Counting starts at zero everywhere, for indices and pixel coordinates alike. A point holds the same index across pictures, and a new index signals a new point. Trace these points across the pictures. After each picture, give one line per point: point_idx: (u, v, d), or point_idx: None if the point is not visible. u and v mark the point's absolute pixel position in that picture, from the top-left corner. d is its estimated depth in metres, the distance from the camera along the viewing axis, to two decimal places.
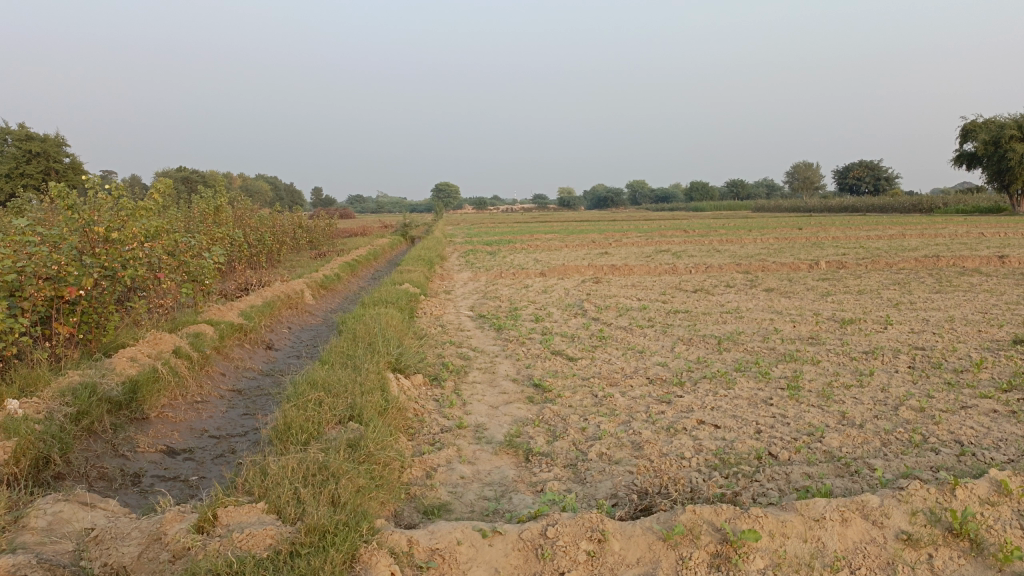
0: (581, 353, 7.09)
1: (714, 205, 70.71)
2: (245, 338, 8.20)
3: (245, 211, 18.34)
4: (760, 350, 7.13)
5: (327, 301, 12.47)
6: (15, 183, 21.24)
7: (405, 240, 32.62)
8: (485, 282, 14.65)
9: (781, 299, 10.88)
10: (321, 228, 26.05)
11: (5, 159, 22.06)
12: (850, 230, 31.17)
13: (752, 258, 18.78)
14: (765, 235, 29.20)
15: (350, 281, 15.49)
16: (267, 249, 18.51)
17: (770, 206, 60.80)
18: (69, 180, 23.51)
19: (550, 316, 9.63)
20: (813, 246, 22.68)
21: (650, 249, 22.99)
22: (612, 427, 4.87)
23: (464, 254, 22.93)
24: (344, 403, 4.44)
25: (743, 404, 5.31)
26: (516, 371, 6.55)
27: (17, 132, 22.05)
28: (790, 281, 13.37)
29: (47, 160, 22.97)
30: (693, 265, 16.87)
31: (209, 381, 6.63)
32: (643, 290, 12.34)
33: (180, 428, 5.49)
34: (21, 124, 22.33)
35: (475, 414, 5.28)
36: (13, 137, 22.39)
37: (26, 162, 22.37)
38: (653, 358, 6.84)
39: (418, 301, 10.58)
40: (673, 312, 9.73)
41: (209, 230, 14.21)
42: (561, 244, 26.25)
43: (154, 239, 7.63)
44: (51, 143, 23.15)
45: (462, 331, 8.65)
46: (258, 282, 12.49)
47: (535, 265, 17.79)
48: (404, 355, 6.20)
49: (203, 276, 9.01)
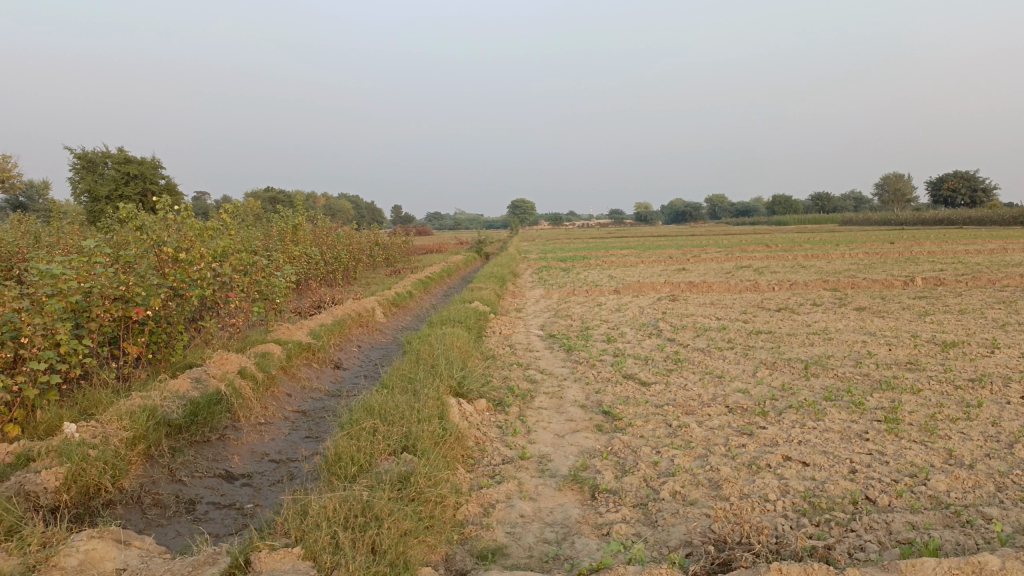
0: (655, 378, 6.70)
1: (798, 219, 68.42)
2: (313, 357, 8.12)
3: (323, 229, 18.63)
4: (852, 376, 6.57)
5: (398, 319, 12.41)
6: (113, 204, 22.20)
7: (480, 257, 32.66)
8: (558, 299, 14.34)
9: (874, 319, 10.17)
10: (398, 245, 26.30)
11: (105, 181, 23.10)
12: (947, 245, 29.44)
13: (840, 274, 17.85)
14: (853, 250, 27.91)
15: (423, 298, 15.45)
16: (343, 267, 18.73)
17: (858, 220, 58.36)
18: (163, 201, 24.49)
19: (624, 337, 9.24)
20: (908, 262, 21.45)
21: (731, 266, 22.21)
22: (687, 462, 4.48)
23: (538, 270, 22.70)
24: (401, 432, 4.21)
25: (834, 439, 4.83)
26: (584, 396, 6.22)
27: (117, 156, 23.11)
28: (884, 299, 12.55)
29: (144, 182, 23.97)
30: (776, 282, 16.12)
31: (274, 401, 6.53)
32: (722, 309, 11.78)
33: (240, 451, 5.38)
34: (120, 149, 23.42)
35: (540, 444, 4.98)
36: (113, 160, 23.45)
37: (124, 184, 23.41)
38: (732, 383, 6.39)
39: (487, 320, 10.37)
40: (756, 332, 9.19)
41: (286, 248, 14.43)
42: (638, 260, 25.70)
43: (225, 259, 7.68)
44: (148, 166, 24.22)
45: (531, 351, 8.37)
46: (331, 300, 12.54)
47: (610, 282, 17.37)
48: (468, 379, 5.96)
49: (274, 295, 9.04)
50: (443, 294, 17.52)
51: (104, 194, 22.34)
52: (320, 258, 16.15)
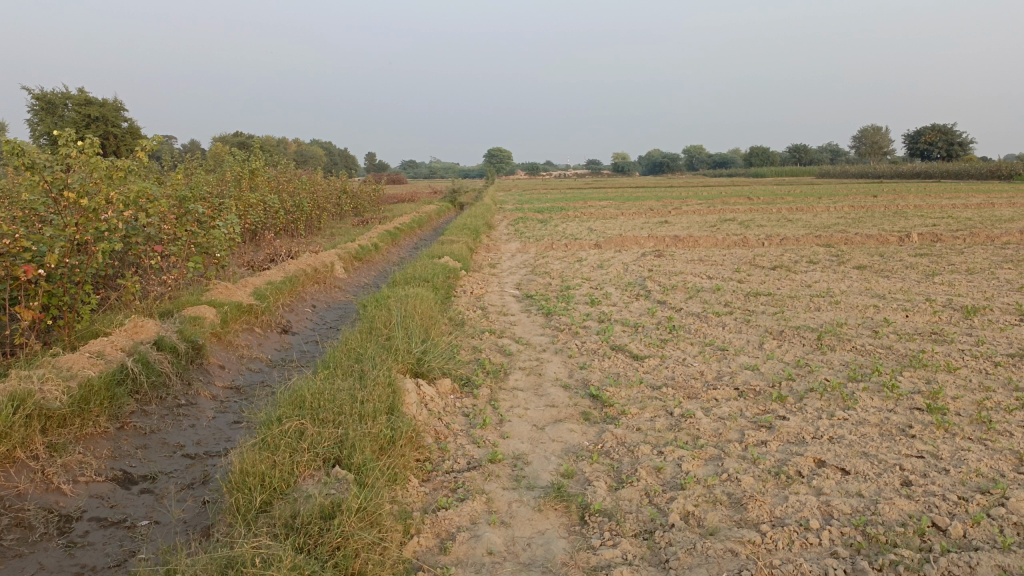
0: (648, 351, 5.78)
1: (776, 171, 67.65)
2: (256, 320, 7.10)
3: (285, 176, 17.40)
4: (875, 351, 5.71)
5: (361, 274, 11.37)
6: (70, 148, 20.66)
7: (453, 207, 31.32)
8: (534, 254, 13.36)
9: (878, 280, 9.31)
10: (368, 195, 25.04)
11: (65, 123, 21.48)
12: (929, 199, 28.80)
13: (830, 229, 17.04)
14: (838, 203, 27.15)
15: (390, 252, 14.40)
16: (306, 216, 17.54)
17: (835, 172, 57.80)
18: (126, 146, 23.00)
19: (608, 298, 8.30)
20: (897, 215, 20.67)
21: (714, 218, 21.29)
22: (698, 470, 3.58)
23: (514, 221, 21.70)
24: (334, 435, 3.25)
25: (874, 439, 3.95)
26: (567, 374, 5.29)
27: (77, 97, 21.54)
28: (883, 256, 11.74)
29: (106, 125, 22.44)
30: (765, 237, 15.23)
31: (201, 377, 5.56)
32: (712, 266, 10.88)
33: (148, 444, 4.41)
34: (78, 88, 21.78)
35: (515, 440, 4.05)
36: (72, 101, 21.83)
37: (85, 127, 21.83)
38: (738, 359, 5.50)
39: (457, 278, 9.36)
40: (754, 294, 8.28)
41: (241, 196, 13.29)
42: (617, 213, 24.79)
43: (146, 207, 6.56)
44: (109, 108, 22.59)
45: (505, 316, 7.42)
46: (287, 253, 11.45)
47: (590, 235, 16.39)
48: (429, 354, 5.00)
49: (215, 247, 7.94)
50: (412, 246, 16.49)
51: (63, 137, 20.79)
52: (279, 207, 15.00)
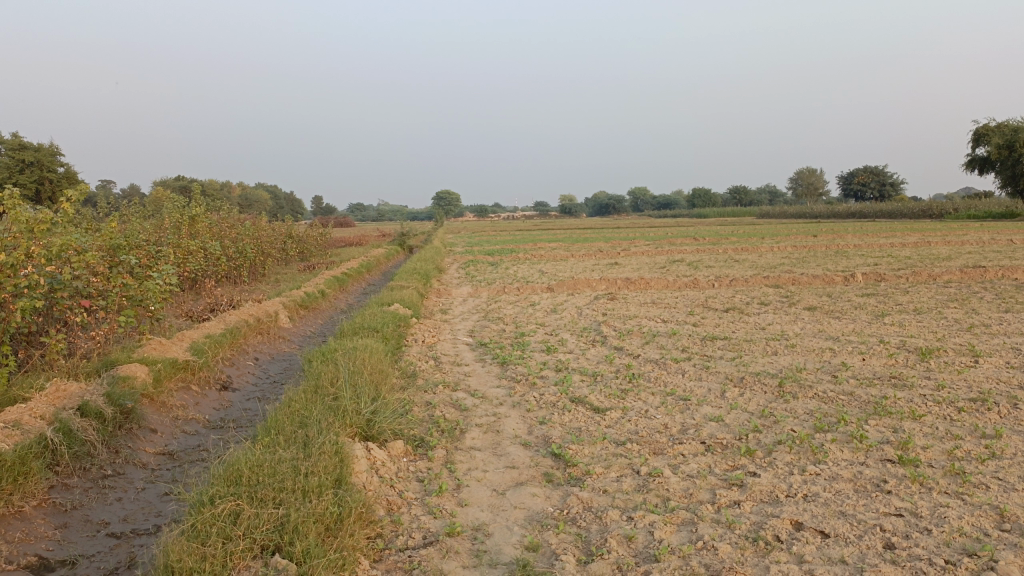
0: (609, 402, 5.56)
1: (719, 212, 69.20)
2: (192, 377, 6.69)
3: (229, 222, 16.91)
4: (838, 399, 5.60)
5: (307, 323, 10.98)
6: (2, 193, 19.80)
7: (402, 249, 30.99)
8: (486, 299, 13.13)
9: (830, 322, 9.33)
10: (315, 239, 24.55)
11: None
12: (866, 239, 29.67)
13: (777, 269, 17.29)
14: (781, 243, 27.74)
15: (338, 299, 14.02)
16: (249, 263, 17.02)
17: (776, 212, 59.40)
18: (63, 191, 22.16)
19: (564, 345, 8.09)
20: (839, 255, 21.13)
21: (663, 259, 21.43)
22: (671, 537, 3.35)
23: (464, 264, 21.51)
24: (274, 517, 2.94)
25: (850, 496, 3.78)
26: (526, 430, 5.02)
27: (10, 141, 20.71)
28: (832, 297, 11.85)
29: (42, 170, 21.62)
30: (715, 278, 15.32)
31: (130, 443, 5.13)
32: (666, 309, 10.80)
33: (68, 523, 3.99)
34: (12, 132, 20.97)
35: (474, 508, 3.76)
36: (6, 145, 21.00)
37: (19, 172, 21.00)
38: (701, 409, 5.32)
39: (408, 326, 9.06)
40: (710, 339, 8.18)
41: (181, 244, 12.83)
42: (567, 255, 24.83)
43: (73, 260, 6.13)
44: (46, 152, 21.79)
45: (459, 366, 7.14)
46: (229, 302, 10.99)
47: (542, 278, 16.27)
48: (379, 414, 4.69)
49: (149, 300, 7.51)
50: (361, 292, 16.11)
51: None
52: (221, 254, 14.52)
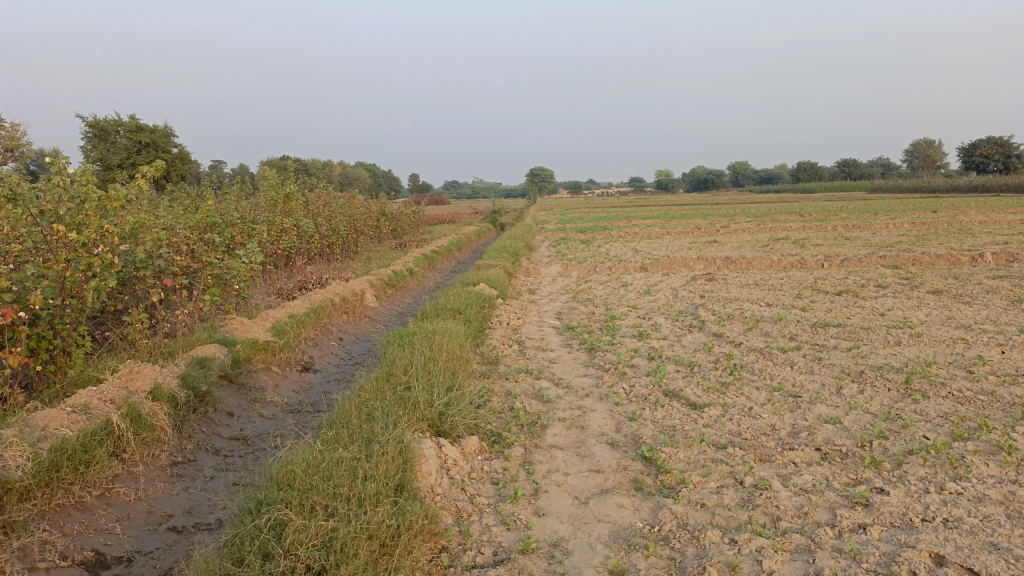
0: (708, 398, 5.03)
1: (825, 186, 65.80)
2: (273, 358, 6.53)
3: (322, 200, 17.04)
4: (977, 400, 4.86)
5: (393, 302, 10.81)
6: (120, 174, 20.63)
7: (493, 227, 30.84)
8: (577, 279, 12.63)
9: (959, 308, 8.36)
10: (408, 217, 24.61)
11: (116, 150, 21.52)
12: (992, 214, 27.30)
13: (892, 248, 16.01)
14: (895, 220, 25.88)
15: (426, 278, 13.85)
16: (342, 241, 17.10)
17: (887, 187, 55.91)
18: (176, 171, 22.94)
19: (658, 331, 7.54)
20: (963, 232, 19.41)
21: (765, 237, 20.31)
22: (783, 569, 2.83)
23: (555, 242, 21.04)
24: (323, 531, 2.61)
25: (1002, 524, 3.14)
26: (614, 427, 4.56)
27: (128, 124, 21.48)
28: (958, 278, 10.74)
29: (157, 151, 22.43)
30: (823, 257, 14.27)
31: (204, 427, 4.99)
32: (770, 291, 10.03)
33: (131, 515, 3.82)
34: (130, 115, 21.81)
35: (553, 520, 3.34)
36: (124, 128, 21.84)
37: (136, 153, 21.85)
38: (814, 410, 4.71)
39: (493, 308, 8.72)
40: (821, 325, 7.44)
41: (274, 221, 12.90)
42: (662, 232, 23.99)
43: (151, 238, 6.05)
44: (161, 134, 22.54)
45: (544, 352, 6.73)
46: (317, 280, 10.94)
47: (636, 257, 15.61)
48: (453, 406, 4.32)
49: (233, 280, 7.43)
50: (451, 271, 15.91)
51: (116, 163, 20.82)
52: (314, 232, 14.60)
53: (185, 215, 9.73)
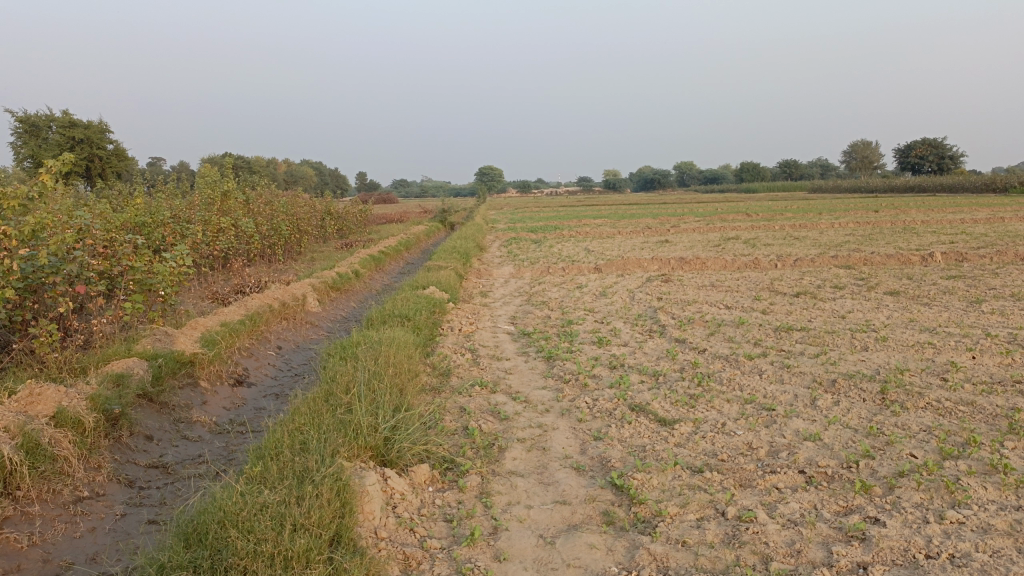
0: (677, 413, 4.67)
1: (769, 186, 66.90)
2: (201, 372, 5.96)
3: (264, 198, 16.29)
4: (959, 411, 4.60)
5: (337, 306, 10.24)
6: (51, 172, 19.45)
7: (442, 227, 30.28)
8: (530, 280, 12.24)
9: (920, 310, 8.20)
10: (354, 216, 23.91)
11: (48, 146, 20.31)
12: (931, 214, 27.86)
13: (841, 248, 16.04)
14: (840, 219, 26.16)
15: (373, 280, 13.28)
16: (284, 241, 16.38)
17: (828, 187, 57.11)
18: (112, 168, 21.83)
19: (618, 336, 7.18)
20: (908, 232, 19.63)
21: (716, 237, 20.23)
22: None
23: (506, 242, 20.64)
24: None
25: (1016, 561, 2.81)
26: (578, 449, 4.15)
27: (61, 119, 20.31)
28: (913, 279, 10.67)
29: (91, 147, 21.25)
30: (777, 257, 14.16)
31: (117, 455, 4.43)
32: (729, 293, 9.78)
33: (22, 567, 3.26)
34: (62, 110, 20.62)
35: (515, 568, 2.90)
36: (56, 124, 20.64)
37: (70, 150, 20.68)
38: (792, 426, 4.38)
39: (444, 313, 8.24)
40: (785, 330, 7.18)
41: (210, 221, 12.18)
42: (613, 232, 23.82)
43: (55, 241, 5.44)
44: (96, 130, 21.37)
45: (499, 361, 6.30)
46: (256, 283, 10.31)
47: (589, 257, 15.28)
48: (400, 430, 3.86)
49: (159, 285, 6.83)
50: (399, 272, 15.35)
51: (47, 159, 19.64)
52: (254, 232, 13.88)
53: (108, 216, 9.02)
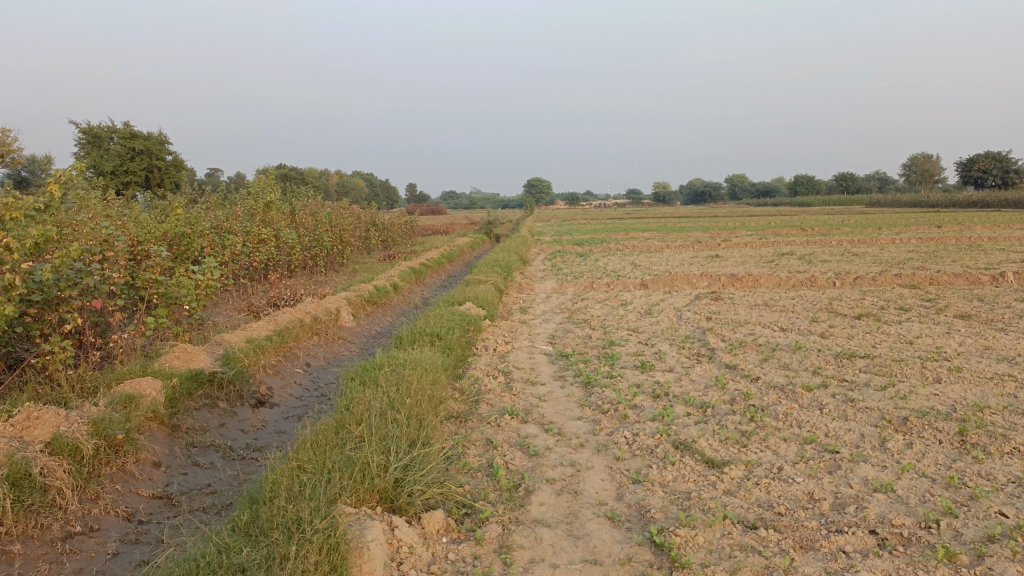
0: (727, 454, 4.18)
1: (824, 199, 65.10)
2: (219, 393, 5.67)
3: (308, 209, 16.18)
4: None
5: (373, 321, 9.94)
6: (109, 182, 19.71)
7: (488, 239, 30.03)
8: (573, 296, 11.78)
9: (996, 337, 7.50)
10: (400, 227, 23.77)
11: (109, 157, 20.65)
12: (998, 230, 26.50)
13: (903, 265, 15.19)
14: (901, 235, 25.03)
15: (412, 293, 12.98)
16: (327, 252, 16.24)
17: (887, 200, 55.26)
18: (170, 178, 22.09)
19: (663, 361, 6.68)
20: (975, 249, 18.57)
21: (769, 252, 19.47)
22: None
23: (550, 256, 20.20)
24: None
25: None
26: (615, 495, 3.70)
27: (122, 130, 20.62)
28: (985, 301, 9.90)
29: (150, 159, 21.52)
30: (834, 275, 13.43)
31: (118, 484, 4.13)
32: (783, 314, 9.18)
33: None
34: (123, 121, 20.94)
35: None
36: (118, 135, 20.95)
37: (129, 161, 20.97)
38: (858, 473, 3.86)
39: (479, 331, 7.86)
40: (846, 357, 6.60)
41: (250, 231, 12.03)
42: (661, 246, 23.21)
43: (64, 254, 5.22)
44: (155, 141, 21.63)
45: (534, 386, 5.87)
46: (292, 296, 10.08)
47: (635, 272, 14.75)
48: (413, 470, 3.48)
49: (183, 299, 6.60)
50: (440, 285, 15.04)
51: (107, 170, 19.93)
52: (294, 243, 13.72)
53: (146, 226, 8.89)
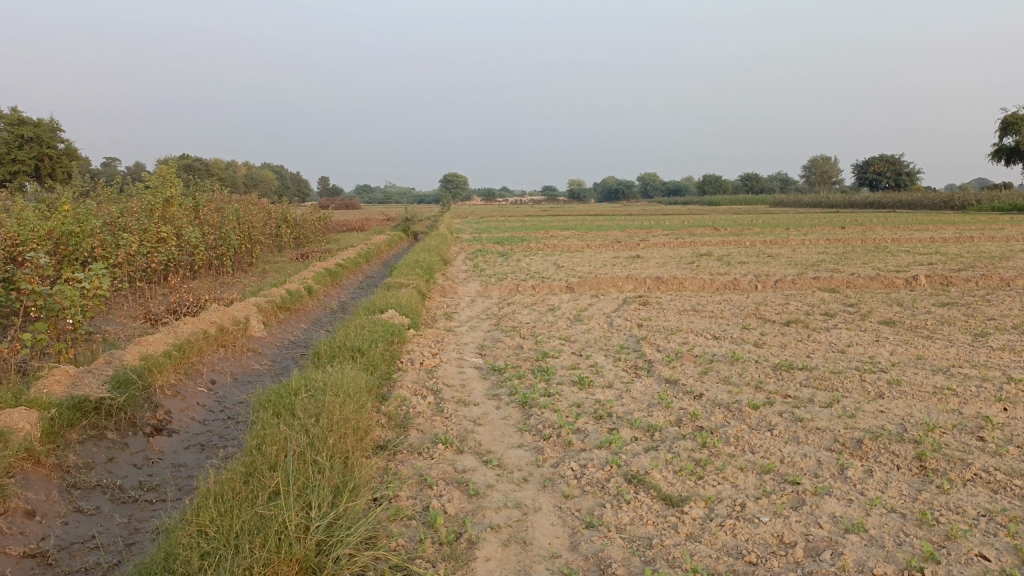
0: (685, 488, 3.85)
1: (732, 199, 67.07)
2: (106, 422, 4.96)
3: (214, 205, 15.16)
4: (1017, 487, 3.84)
5: (285, 329, 9.26)
6: None
7: (406, 236, 29.33)
8: (498, 300, 11.38)
9: (924, 345, 7.53)
10: (313, 225, 22.81)
11: None
12: (897, 231, 27.71)
13: (818, 267, 15.50)
14: (809, 235, 25.78)
15: (328, 296, 12.30)
16: (234, 251, 15.26)
17: (791, 201, 57.36)
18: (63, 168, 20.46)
19: (601, 375, 6.34)
20: (881, 251, 19.21)
21: (688, 253, 19.60)
22: None
23: (471, 255, 19.72)
24: None
25: None
26: (570, 545, 3.29)
27: (9, 115, 18.95)
28: (904, 306, 10.05)
29: (41, 147, 19.86)
30: (756, 278, 13.51)
31: None
32: (714, 321, 9.03)
33: None
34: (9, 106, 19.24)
35: None
36: (4, 121, 19.25)
37: (17, 148, 19.29)
38: (826, 510, 3.58)
39: (403, 342, 7.34)
40: (785, 369, 6.43)
41: (149, 229, 11.07)
42: (581, 245, 23.09)
43: None
44: (47, 128, 19.98)
45: (467, 407, 5.42)
46: (195, 300, 9.25)
47: (559, 274, 14.47)
48: (338, 530, 2.97)
49: (69, 311, 5.82)
50: (358, 287, 14.36)
51: None
52: (198, 241, 12.77)
53: (28, 223, 7.96)
